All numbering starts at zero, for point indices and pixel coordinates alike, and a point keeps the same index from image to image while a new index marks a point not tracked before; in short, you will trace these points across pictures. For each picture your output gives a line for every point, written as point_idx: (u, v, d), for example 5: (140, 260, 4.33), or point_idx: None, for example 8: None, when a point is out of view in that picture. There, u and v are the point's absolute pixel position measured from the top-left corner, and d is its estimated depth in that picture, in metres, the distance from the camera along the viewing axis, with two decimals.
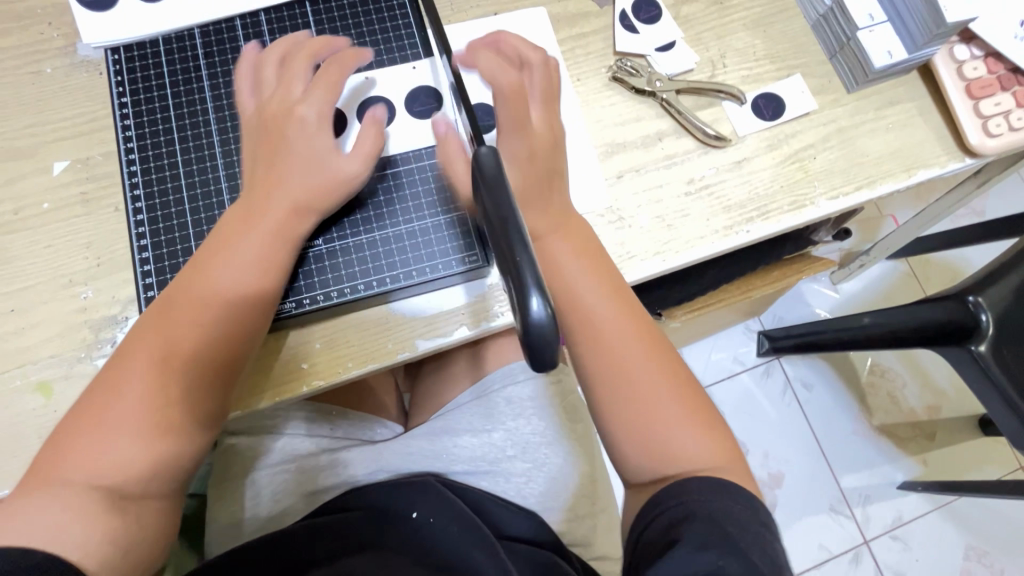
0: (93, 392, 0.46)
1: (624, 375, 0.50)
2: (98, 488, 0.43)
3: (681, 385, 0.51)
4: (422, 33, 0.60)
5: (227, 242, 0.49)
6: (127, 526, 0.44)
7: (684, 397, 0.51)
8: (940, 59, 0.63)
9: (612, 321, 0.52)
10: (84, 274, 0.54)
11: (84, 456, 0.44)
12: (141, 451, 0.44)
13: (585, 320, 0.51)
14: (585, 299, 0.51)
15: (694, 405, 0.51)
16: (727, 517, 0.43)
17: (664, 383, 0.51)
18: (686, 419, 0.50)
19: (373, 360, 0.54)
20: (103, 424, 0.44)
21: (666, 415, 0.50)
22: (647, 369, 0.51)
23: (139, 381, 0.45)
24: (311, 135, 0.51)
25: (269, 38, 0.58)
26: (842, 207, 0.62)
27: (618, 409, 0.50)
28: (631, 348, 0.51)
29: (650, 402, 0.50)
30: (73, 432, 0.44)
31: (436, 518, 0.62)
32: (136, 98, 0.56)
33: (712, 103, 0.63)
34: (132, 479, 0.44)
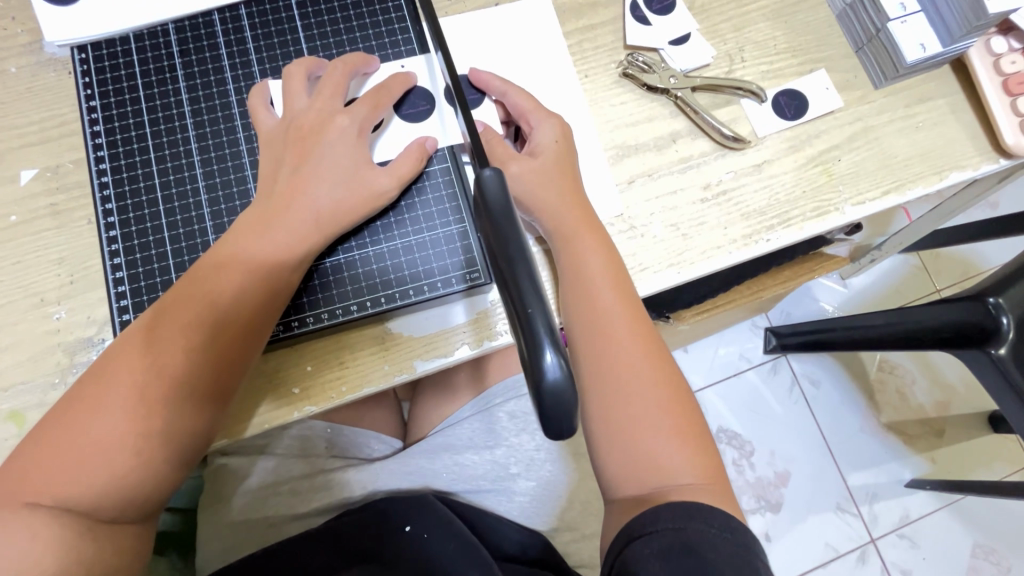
0: (76, 394, 0.41)
1: (631, 397, 0.46)
2: (73, 501, 0.39)
3: (692, 419, 0.47)
4: (417, 27, 0.55)
5: (235, 244, 0.45)
6: (98, 553, 0.39)
7: (692, 433, 0.46)
8: (976, 52, 0.59)
9: (626, 342, 0.47)
10: (56, 293, 0.50)
11: (69, 454, 0.39)
12: (128, 457, 0.40)
13: (602, 331, 0.47)
14: (599, 316, 0.47)
15: (705, 441, 0.47)
16: (703, 544, 0.39)
17: (671, 413, 0.46)
18: (690, 455, 0.45)
19: (368, 385, 0.50)
20: (93, 422, 0.40)
21: (667, 447, 0.45)
22: (656, 395, 0.46)
23: (125, 387, 0.41)
24: (345, 148, 0.48)
25: (250, 34, 0.53)
26: (868, 212, 0.58)
27: (617, 432, 0.46)
28: (645, 371, 0.47)
29: (653, 431, 0.45)
30: (64, 423, 0.40)
31: (431, 533, 0.59)
32: (107, 102, 0.52)
33: (730, 101, 0.59)
34: (113, 487, 0.40)
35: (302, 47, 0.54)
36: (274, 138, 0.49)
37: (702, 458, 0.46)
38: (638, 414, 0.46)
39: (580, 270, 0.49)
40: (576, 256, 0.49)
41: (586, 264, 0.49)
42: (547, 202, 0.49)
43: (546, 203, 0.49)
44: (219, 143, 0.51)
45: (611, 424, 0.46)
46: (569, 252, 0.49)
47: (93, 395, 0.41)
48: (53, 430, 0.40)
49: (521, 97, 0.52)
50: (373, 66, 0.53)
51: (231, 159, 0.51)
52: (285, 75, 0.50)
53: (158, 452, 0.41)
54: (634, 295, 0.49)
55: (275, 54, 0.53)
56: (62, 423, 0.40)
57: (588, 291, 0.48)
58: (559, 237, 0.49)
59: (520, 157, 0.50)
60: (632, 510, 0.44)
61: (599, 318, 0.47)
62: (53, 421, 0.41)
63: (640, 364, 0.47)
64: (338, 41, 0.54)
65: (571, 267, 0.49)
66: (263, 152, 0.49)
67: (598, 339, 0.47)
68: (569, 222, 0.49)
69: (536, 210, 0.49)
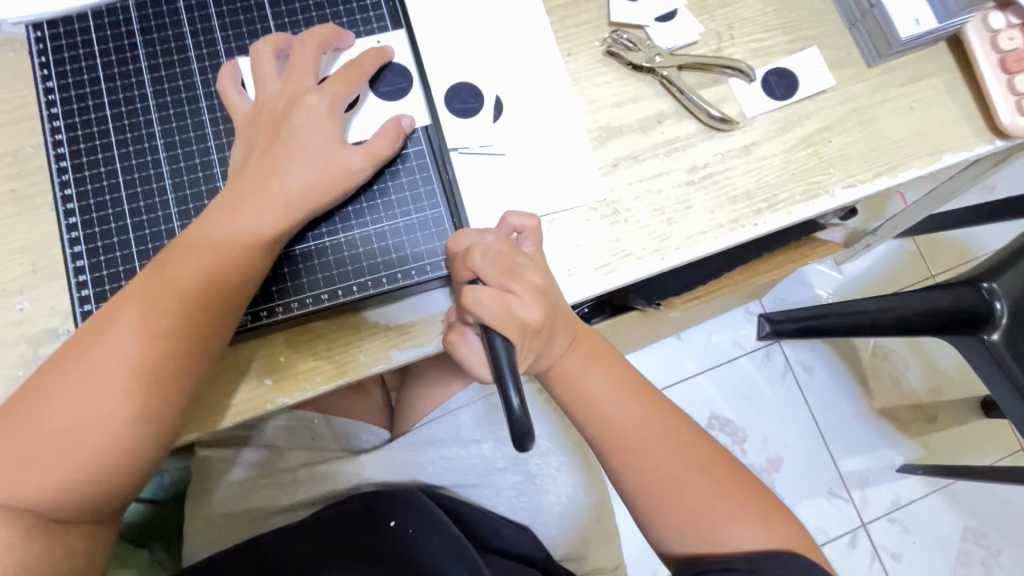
0: (34, 383, 0.40)
1: (687, 502, 0.45)
2: (27, 495, 0.37)
3: (740, 479, 0.46)
4: (391, 3, 0.53)
5: (201, 229, 0.43)
6: (54, 551, 0.38)
7: (756, 505, 0.45)
8: (972, 28, 0.57)
9: (643, 430, 0.46)
10: (17, 282, 0.48)
11: (24, 448, 0.38)
12: (90, 449, 0.39)
13: (627, 448, 0.46)
14: (608, 410, 0.46)
15: (757, 496, 0.46)
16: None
17: (730, 495, 0.45)
18: (765, 532, 0.44)
19: (343, 375, 0.49)
20: (49, 413, 0.39)
21: (729, 527, 0.44)
22: (709, 484, 0.45)
23: (88, 378, 0.39)
24: (318, 127, 0.45)
25: (214, 11, 0.51)
26: (859, 195, 0.56)
27: (678, 524, 0.45)
28: (673, 453, 0.46)
29: (722, 524, 0.44)
30: (19, 416, 0.38)
31: (416, 529, 0.56)
32: (64, 83, 0.49)
33: (717, 80, 0.57)
34: (73, 482, 0.38)
35: (269, 25, 0.51)
36: (247, 123, 0.46)
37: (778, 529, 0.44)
38: (704, 517, 0.44)
39: (579, 394, 0.47)
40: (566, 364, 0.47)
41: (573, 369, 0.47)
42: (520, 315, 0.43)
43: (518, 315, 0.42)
44: (183, 126, 0.49)
45: (670, 520, 0.45)
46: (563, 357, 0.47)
47: (53, 385, 0.39)
48: (9, 421, 0.38)
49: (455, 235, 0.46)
50: (347, 42, 0.50)
51: (196, 143, 0.49)
52: (253, 53, 0.48)
53: (123, 445, 0.40)
54: (636, 381, 0.48)
55: (241, 32, 0.51)
56: (18, 415, 0.38)
57: (585, 392, 0.47)
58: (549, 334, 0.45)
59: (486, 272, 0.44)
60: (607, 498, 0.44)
61: (618, 436, 0.46)
62: (8, 412, 0.39)
63: (679, 463, 0.45)
64: (307, 18, 0.52)
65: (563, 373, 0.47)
66: (236, 137, 0.47)
67: (634, 460, 0.45)
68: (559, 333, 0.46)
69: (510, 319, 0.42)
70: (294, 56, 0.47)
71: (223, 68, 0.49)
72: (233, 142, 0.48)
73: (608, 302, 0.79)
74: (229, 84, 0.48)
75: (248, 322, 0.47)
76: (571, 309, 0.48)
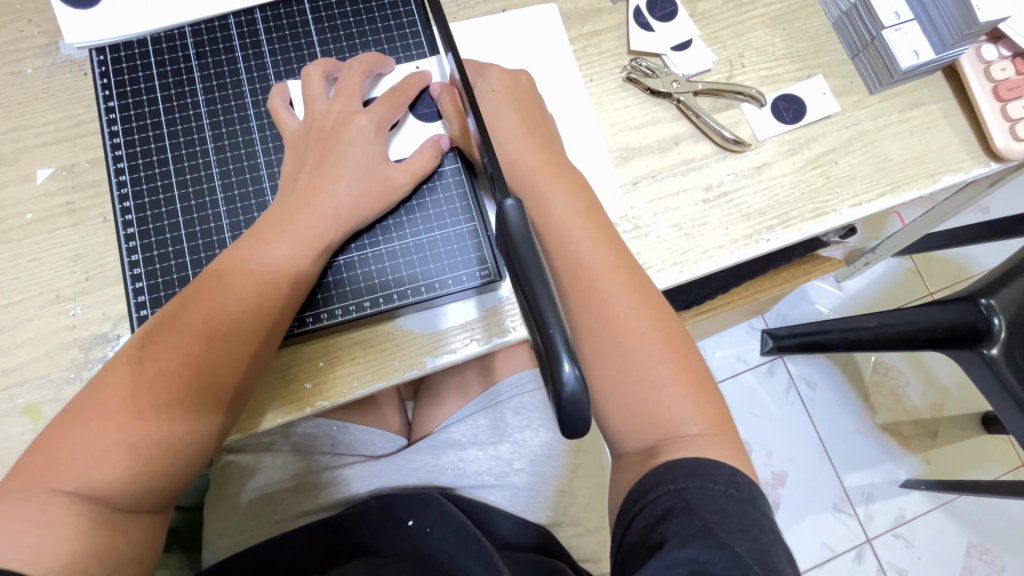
0: (103, 380, 0.43)
1: (631, 353, 0.46)
2: (95, 485, 0.40)
3: (695, 368, 0.47)
4: (428, 31, 0.56)
5: (255, 240, 0.46)
6: (118, 540, 0.41)
7: (691, 375, 0.47)
8: (966, 59, 0.61)
9: (606, 273, 0.48)
10: (71, 289, 0.51)
11: (95, 439, 0.41)
12: (153, 442, 0.42)
13: (586, 281, 0.47)
14: (575, 245, 0.48)
15: (707, 391, 0.47)
16: (705, 501, 0.39)
17: (672, 360, 0.46)
18: (695, 404, 0.46)
19: (379, 378, 0.51)
20: (119, 408, 0.42)
21: (670, 394, 0.46)
22: (657, 346, 0.47)
23: (151, 375, 0.43)
24: (364, 145, 0.49)
25: (265, 38, 0.54)
26: (865, 214, 0.59)
27: (617, 380, 0.46)
28: (632, 309, 0.47)
29: (657, 382, 0.46)
30: (91, 410, 0.42)
31: (433, 527, 0.60)
32: (124, 103, 0.53)
33: (730, 105, 0.61)
34: (137, 472, 0.42)
35: (315, 50, 0.55)
36: (297, 141, 0.50)
37: (707, 411, 0.46)
38: (644, 371, 0.46)
39: (550, 216, 0.49)
40: (543, 206, 0.49)
41: (553, 209, 0.49)
42: (513, 144, 0.51)
43: (516, 143, 0.51)
44: (235, 143, 0.52)
45: (613, 375, 0.46)
46: (538, 200, 0.49)
47: (120, 381, 0.42)
48: (76, 419, 0.42)
49: (494, 68, 0.54)
50: (389, 67, 0.54)
51: (247, 159, 0.52)
52: (304, 76, 0.51)
53: (183, 439, 0.43)
54: (608, 235, 0.49)
55: (289, 57, 0.54)
56: (84, 412, 0.42)
57: (560, 225, 0.48)
58: (531, 184, 0.50)
59: (498, 114, 0.52)
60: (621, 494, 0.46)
61: (579, 269, 0.47)
62: (75, 409, 0.42)
63: (636, 320, 0.47)
64: (351, 45, 0.55)
65: (540, 208, 0.49)
66: (286, 153, 0.50)
67: (583, 294, 0.47)
68: (536, 168, 0.50)
69: (506, 144, 0.51)
70: (343, 79, 0.51)
71: (274, 91, 0.52)
72: (283, 158, 0.51)
73: None
74: (280, 104, 0.51)
75: (292, 329, 0.49)
76: (573, 169, 0.52)
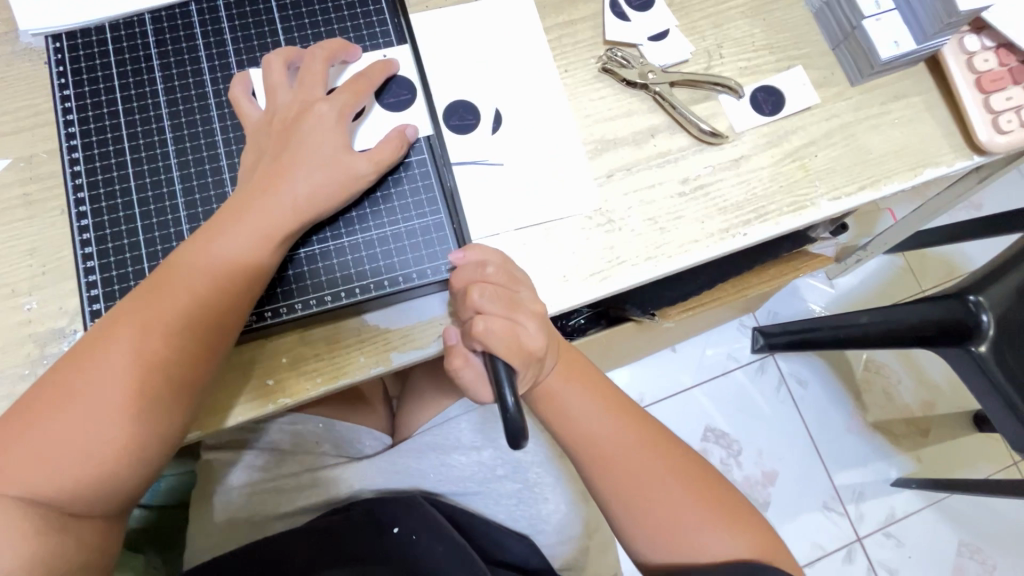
0: (52, 378, 0.42)
1: (663, 509, 0.49)
2: (42, 488, 0.40)
3: (720, 497, 0.50)
4: (396, 19, 0.55)
5: (209, 235, 0.45)
6: (67, 544, 0.40)
7: (721, 509, 0.49)
8: (949, 49, 0.60)
9: (613, 437, 0.50)
10: (27, 283, 0.49)
11: (42, 441, 0.40)
12: (104, 444, 0.41)
13: (605, 462, 0.50)
14: (583, 420, 0.51)
15: (741, 515, 0.50)
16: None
17: (700, 502, 0.49)
18: (733, 538, 0.48)
19: (344, 376, 0.50)
20: (67, 410, 0.41)
21: (709, 536, 0.48)
22: (679, 492, 0.49)
23: (99, 375, 0.41)
24: (325, 134, 0.47)
25: (227, 26, 0.53)
26: (844, 208, 0.58)
27: (655, 530, 0.49)
28: (649, 466, 0.50)
29: (693, 527, 0.48)
30: (37, 411, 0.40)
31: (420, 535, 0.57)
32: (81, 91, 0.51)
33: (708, 96, 0.59)
34: (87, 476, 0.41)
35: (279, 39, 0.54)
36: (258, 130, 0.49)
37: (744, 536, 0.49)
38: (677, 522, 0.49)
39: (559, 403, 0.51)
40: (553, 394, 0.51)
41: (556, 393, 0.51)
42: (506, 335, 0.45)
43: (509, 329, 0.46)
44: (194, 133, 0.51)
45: (647, 530, 0.49)
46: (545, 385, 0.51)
47: (68, 381, 0.41)
48: (31, 414, 0.40)
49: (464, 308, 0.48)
50: (355, 55, 0.53)
51: (206, 150, 0.51)
52: (265, 65, 0.50)
53: (134, 440, 0.42)
54: (610, 395, 0.52)
55: (251, 45, 0.53)
56: (29, 413, 0.40)
57: (566, 405, 0.51)
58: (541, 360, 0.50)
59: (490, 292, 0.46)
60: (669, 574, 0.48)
61: (592, 445, 0.50)
62: (29, 405, 0.41)
63: (650, 474, 0.50)
64: (316, 33, 0.54)
65: (549, 403, 0.51)
66: (247, 144, 0.49)
67: (600, 465, 0.50)
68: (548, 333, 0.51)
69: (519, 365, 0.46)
70: (305, 67, 0.50)
71: (236, 80, 0.50)
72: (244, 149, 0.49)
73: (604, 314, 0.82)
74: (242, 94, 0.50)
75: (250, 324, 0.48)
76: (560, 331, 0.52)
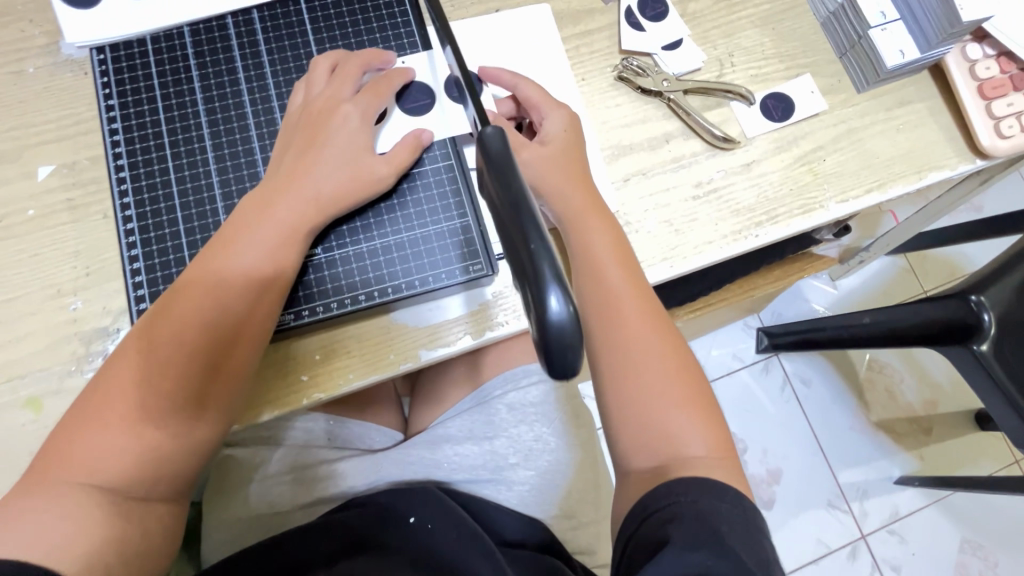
0: (95, 385, 0.44)
1: (647, 376, 0.47)
2: (92, 488, 0.41)
3: (706, 401, 0.48)
4: (422, 30, 0.57)
5: (236, 228, 0.47)
6: (134, 531, 0.42)
7: (702, 406, 0.48)
8: (952, 57, 0.62)
9: (629, 298, 0.49)
10: (72, 284, 0.52)
11: (88, 443, 0.42)
12: (146, 440, 0.43)
13: (613, 317, 0.48)
14: (607, 279, 0.49)
15: (717, 419, 0.48)
16: (717, 517, 0.40)
17: (683, 390, 0.48)
18: (703, 427, 0.47)
19: (375, 372, 0.52)
20: (108, 412, 0.43)
21: (681, 420, 0.46)
22: (669, 373, 0.48)
23: (139, 372, 0.43)
24: (348, 135, 0.50)
25: (263, 38, 0.55)
26: (851, 210, 0.60)
27: (631, 402, 0.47)
28: (649, 335, 0.48)
29: (669, 405, 0.47)
30: (82, 416, 0.43)
31: (435, 524, 0.61)
32: (124, 101, 0.54)
33: (720, 103, 0.62)
34: (132, 473, 0.42)
35: (311, 50, 0.56)
36: (291, 123, 0.51)
37: (715, 433, 0.47)
38: (652, 393, 0.47)
39: (587, 253, 0.50)
40: (583, 240, 0.50)
41: (589, 246, 0.50)
42: (554, 186, 0.51)
43: (555, 186, 0.51)
44: (233, 140, 0.53)
45: (623, 398, 0.47)
46: (576, 235, 0.50)
47: (111, 383, 0.43)
48: (78, 420, 0.43)
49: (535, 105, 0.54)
50: (388, 60, 0.55)
51: (244, 156, 0.53)
52: (312, 65, 0.53)
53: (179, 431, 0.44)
54: (637, 273, 0.51)
55: (286, 57, 0.55)
56: (76, 419, 0.43)
57: (597, 272, 0.49)
58: (569, 222, 0.51)
59: (529, 145, 0.52)
60: (651, 481, 0.45)
61: (609, 298, 0.49)
62: (79, 408, 0.43)
63: (648, 341, 0.48)
64: (346, 44, 0.56)
65: (580, 249, 0.50)
66: (279, 135, 0.52)
67: (607, 316, 0.48)
68: (579, 205, 0.51)
69: (547, 194, 0.51)
70: (342, 68, 0.53)
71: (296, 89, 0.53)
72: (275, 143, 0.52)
73: None
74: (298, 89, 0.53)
75: (276, 328, 0.49)
76: (590, 194, 0.52)
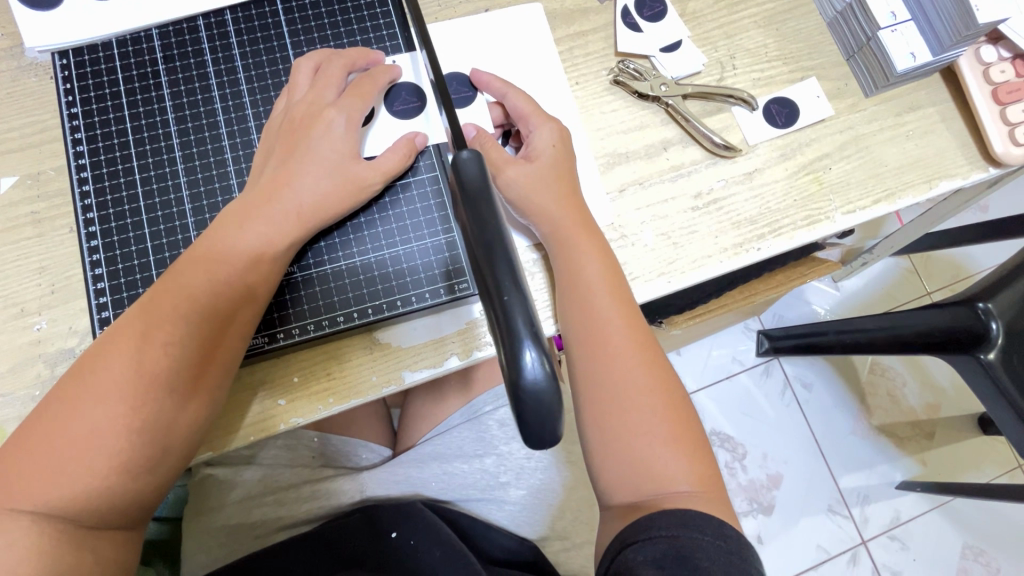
0: (53, 401, 0.41)
1: (634, 410, 0.45)
2: (47, 514, 0.39)
3: (691, 433, 0.46)
4: (406, 32, 0.54)
5: (211, 243, 0.44)
6: (85, 559, 0.40)
7: (688, 440, 0.46)
8: (966, 60, 0.59)
9: (620, 329, 0.47)
10: (36, 303, 0.49)
11: (43, 466, 0.39)
12: (104, 464, 0.40)
13: (600, 348, 0.46)
14: (596, 307, 0.47)
15: (703, 451, 0.46)
16: (697, 552, 0.39)
17: (670, 422, 0.45)
18: (688, 461, 0.45)
19: (356, 396, 0.50)
20: (65, 432, 0.40)
21: (666, 455, 0.44)
22: (658, 406, 0.46)
23: (98, 390, 0.40)
24: (331, 143, 0.47)
25: (235, 41, 0.52)
26: (859, 221, 0.58)
27: (615, 437, 0.45)
28: (636, 368, 0.46)
29: (655, 439, 0.45)
30: (38, 435, 0.40)
31: (417, 540, 0.59)
32: (88, 109, 0.51)
33: (720, 108, 0.59)
34: (89, 498, 0.40)
35: (288, 53, 0.53)
36: (273, 131, 0.49)
37: (700, 469, 0.45)
38: (636, 425, 0.45)
39: (575, 277, 0.48)
40: (572, 261, 0.48)
41: (579, 269, 0.48)
42: (542, 206, 0.49)
43: (543, 207, 0.49)
44: (203, 151, 0.50)
45: (607, 433, 0.45)
46: (566, 258, 0.48)
47: (70, 400, 0.40)
48: (35, 438, 0.40)
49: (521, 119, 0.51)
50: (375, 60, 0.52)
51: (215, 167, 0.50)
52: (294, 68, 0.50)
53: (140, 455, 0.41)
54: (628, 299, 0.48)
55: (260, 61, 0.52)
56: (31, 438, 0.40)
57: (584, 299, 0.47)
58: (556, 242, 0.49)
59: (515, 161, 0.49)
60: (626, 516, 0.44)
61: (596, 328, 0.47)
62: (34, 425, 0.40)
63: (636, 370, 0.46)
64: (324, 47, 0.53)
65: (569, 275, 0.48)
66: (260, 143, 0.49)
67: (594, 345, 0.47)
68: (567, 226, 0.48)
69: (534, 214, 0.49)
70: (324, 70, 0.49)
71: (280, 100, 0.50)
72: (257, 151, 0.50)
73: None
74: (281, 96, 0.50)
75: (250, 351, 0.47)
76: (579, 213, 0.49)
